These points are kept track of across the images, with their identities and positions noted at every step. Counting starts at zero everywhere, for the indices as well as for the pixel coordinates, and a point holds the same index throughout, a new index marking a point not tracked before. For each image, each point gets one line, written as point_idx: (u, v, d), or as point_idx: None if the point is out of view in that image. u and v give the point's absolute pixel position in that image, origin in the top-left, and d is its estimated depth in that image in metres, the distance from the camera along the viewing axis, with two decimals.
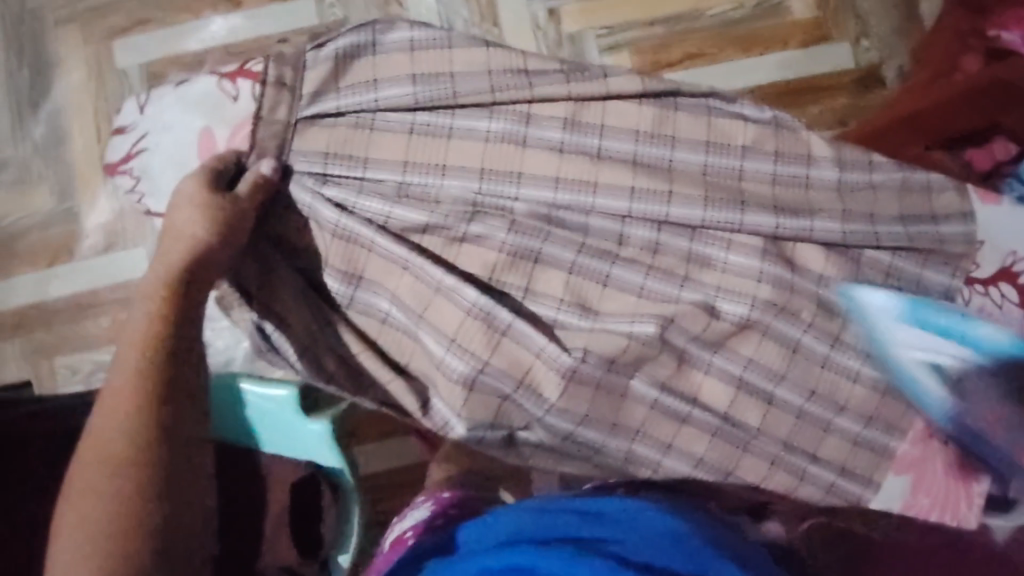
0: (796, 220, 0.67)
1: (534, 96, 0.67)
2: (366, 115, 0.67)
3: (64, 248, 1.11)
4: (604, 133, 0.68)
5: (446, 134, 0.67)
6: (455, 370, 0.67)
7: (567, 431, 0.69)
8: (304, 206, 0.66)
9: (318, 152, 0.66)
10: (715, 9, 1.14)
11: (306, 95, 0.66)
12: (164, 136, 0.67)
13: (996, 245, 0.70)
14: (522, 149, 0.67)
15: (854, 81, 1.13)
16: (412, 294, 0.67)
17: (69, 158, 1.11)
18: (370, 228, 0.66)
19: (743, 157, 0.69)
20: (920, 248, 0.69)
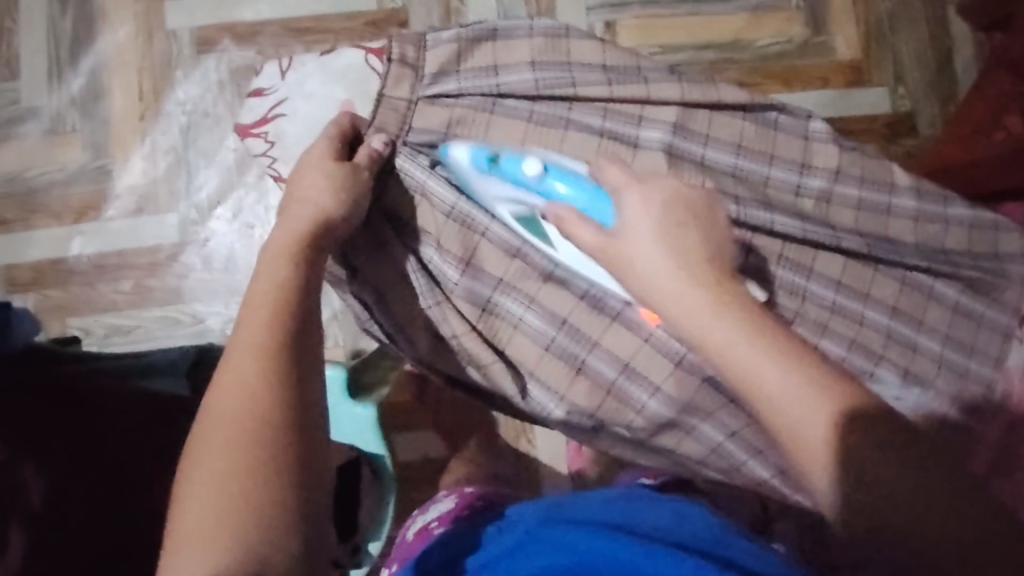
0: (883, 246, 0.65)
1: (649, 95, 0.61)
2: (484, 99, 0.60)
3: (90, 205, 1.06)
4: (710, 143, 0.63)
5: (562, 128, 0.61)
6: (566, 354, 0.61)
7: (664, 421, 0.61)
8: (414, 187, 0.60)
9: (436, 133, 0.60)
10: (762, 41, 1.16)
11: (429, 74, 0.60)
12: (307, 106, 0.61)
13: None
14: (634, 152, 0.61)
15: (885, 126, 1.15)
16: (521, 277, 0.61)
17: (106, 114, 1.07)
18: (480, 220, 0.60)
19: (862, 186, 0.65)
20: (1012, 294, 0.67)
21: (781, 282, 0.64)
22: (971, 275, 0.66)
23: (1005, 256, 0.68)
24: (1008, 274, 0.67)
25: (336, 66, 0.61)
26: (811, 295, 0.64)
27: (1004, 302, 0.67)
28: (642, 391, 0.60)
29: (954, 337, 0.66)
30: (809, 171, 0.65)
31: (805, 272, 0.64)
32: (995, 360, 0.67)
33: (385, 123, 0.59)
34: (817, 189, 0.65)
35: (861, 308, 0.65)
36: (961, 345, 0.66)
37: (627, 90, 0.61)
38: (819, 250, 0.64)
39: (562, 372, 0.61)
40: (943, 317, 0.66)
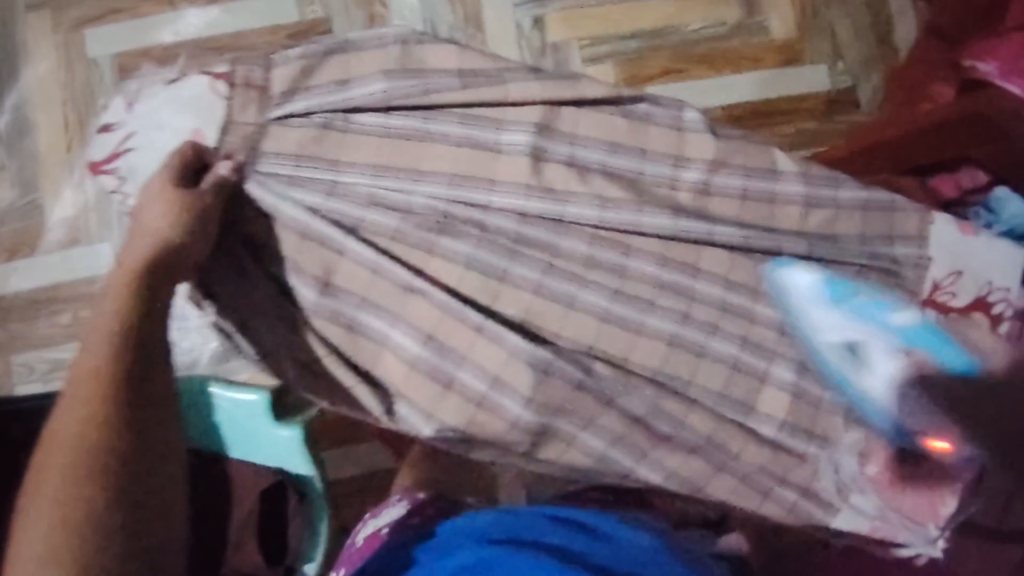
0: (763, 237, 0.64)
1: (507, 98, 0.60)
2: (336, 115, 0.59)
3: (24, 240, 1.07)
4: (576, 143, 0.61)
5: (420, 138, 0.59)
6: (434, 370, 0.60)
7: (539, 428, 0.62)
8: (269, 210, 0.58)
9: (287, 153, 0.58)
10: (693, 25, 1.14)
11: (278, 95, 0.59)
12: (157, 137, 0.59)
13: (975, 275, 0.69)
14: (497, 157, 0.59)
15: (824, 104, 1.14)
16: (384, 295, 0.59)
17: (33, 149, 1.08)
18: (335, 240, 0.58)
19: (744, 175, 0.64)
20: (906, 276, 0.68)
21: (662, 284, 0.62)
22: (856, 261, 0.67)
23: (896, 239, 0.68)
24: (901, 261, 0.68)
25: (185, 94, 0.59)
26: (687, 293, 0.63)
27: (901, 286, 0.68)
28: (513, 404, 0.60)
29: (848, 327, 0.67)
30: (683, 163, 0.63)
31: (690, 270, 0.63)
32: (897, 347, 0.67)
33: (236, 148, 0.58)
34: (694, 181, 0.63)
35: (754, 305, 0.64)
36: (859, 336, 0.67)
37: (483, 94, 0.60)
38: (702, 245, 0.63)
39: (431, 390, 0.60)
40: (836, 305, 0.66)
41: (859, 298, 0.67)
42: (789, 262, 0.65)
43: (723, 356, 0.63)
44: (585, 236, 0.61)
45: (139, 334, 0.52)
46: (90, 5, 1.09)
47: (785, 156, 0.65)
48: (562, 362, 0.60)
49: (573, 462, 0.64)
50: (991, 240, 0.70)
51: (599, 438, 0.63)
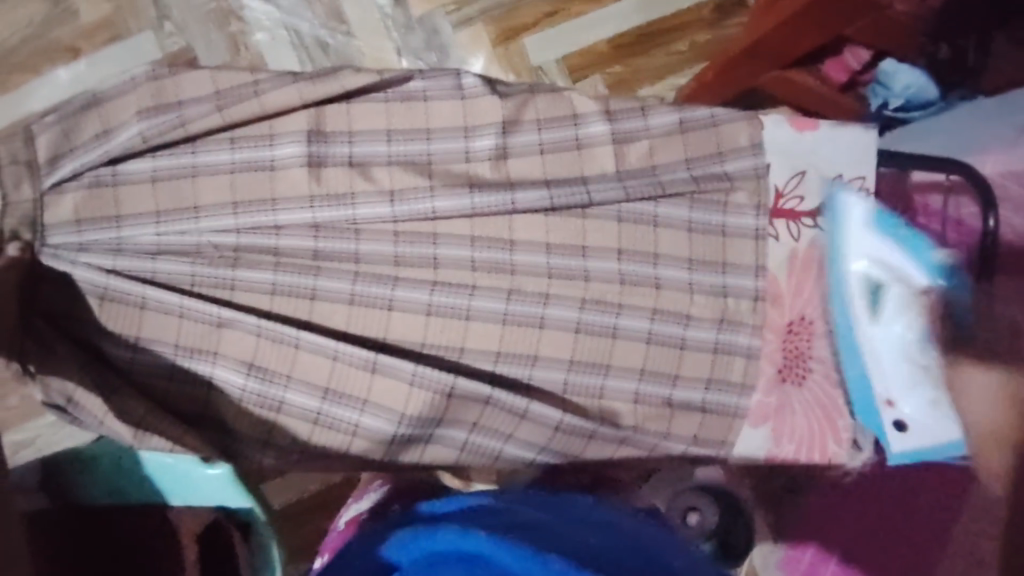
0: (567, 188, 0.61)
1: (266, 109, 0.59)
2: (104, 171, 0.58)
3: None
4: (354, 139, 0.60)
5: (191, 175, 0.59)
6: (261, 400, 0.59)
7: (388, 437, 0.61)
8: (63, 280, 0.56)
9: (69, 220, 0.57)
10: None
11: (43, 164, 0.57)
12: None
13: (822, 173, 0.66)
14: (272, 174, 0.59)
15: (712, 11, 1.09)
16: (192, 338, 0.58)
17: None
18: (135, 295, 0.57)
19: (540, 129, 0.62)
20: (745, 188, 0.65)
21: (478, 264, 0.61)
22: (685, 188, 0.63)
23: (726, 155, 0.64)
24: (737, 178, 0.65)
25: None
26: (496, 267, 0.61)
27: (740, 206, 0.65)
28: (351, 412, 0.60)
29: (696, 258, 0.64)
30: (474, 133, 0.61)
31: (504, 244, 0.61)
32: (753, 268, 0.65)
33: (15, 229, 0.55)
34: (490, 148, 0.61)
35: (581, 262, 0.62)
36: (712, 263, 0.64)
37: (240, 110, 0.59)
38: (511, 214, 0.61)
39: (264, 416, 0.60)
40: (676, 238, 0.64)
41: (701, 224, 0.64)
42: (610, 208, 0.63)
43: (564, 321, 0.61)
44: (386, 235, 0.60)
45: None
46: None
47: (582, 99, 0.64)
48: (383, 365, 0.59)
49: (439, 458, 0.64)
50: (832, 129, 0.66)
51: (458, 425, 0.62)
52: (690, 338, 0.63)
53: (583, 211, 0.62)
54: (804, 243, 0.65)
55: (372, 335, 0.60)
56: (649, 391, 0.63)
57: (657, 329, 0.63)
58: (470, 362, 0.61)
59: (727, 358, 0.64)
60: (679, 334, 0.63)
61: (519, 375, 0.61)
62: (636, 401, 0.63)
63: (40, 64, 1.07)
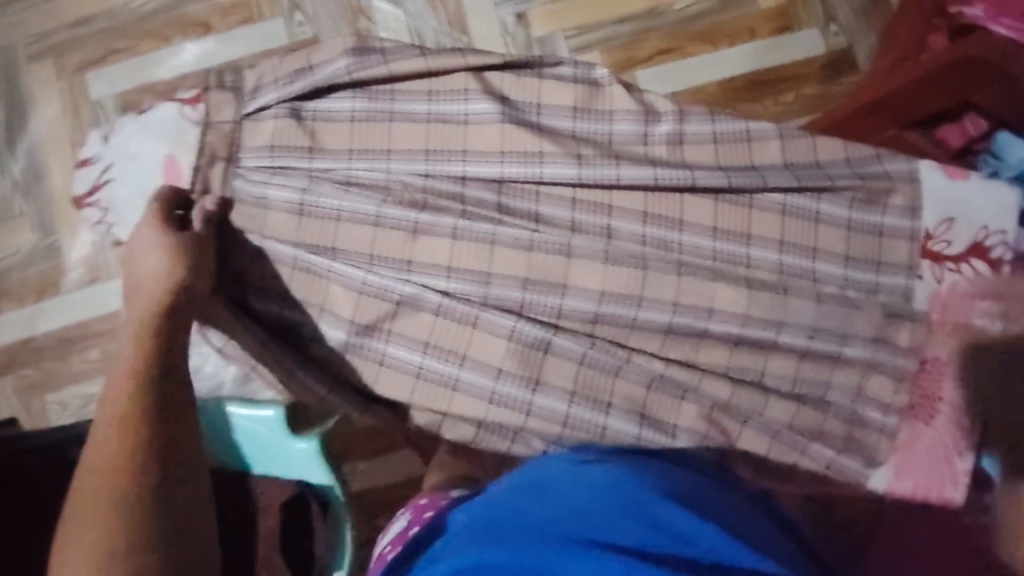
0: (746, 172, 0.64)
1: (469, 65, 0.63)
2: (307, 108, 0.63)
3: (52, 283, 1.10)
4: (542, 111, 0.64)
5: (388, 119, 0.63)
6: (436, 374, 0.63)
7: (560, 415, 0.63)
8: (258, 203, 0.62)
9: (264, 145, 0.62)
10: (678, 5, 1.12)
11: (249, 92, 0.63)
12: (131, 165, 0.64)
13: (970, 220, 0.67)
14: (467, 128, 0.63)
15: (823, 67, 1.12)
16: (380, 279, 0.62)
17: (50, 194, 1.10)
18: (327, 244, 0.62)
19: (713, 119, 0.66)
20: (894, 220, 0.67)
21: (649, 239, 0.64)
22: (848, 184, 0.66)
23: (885, 157, 0.68)
24: (889, 205, 0.67)
25: (155, 122, 0.64)
26: (666, 245, 0.64)
27: (892, 228, 0.67)
28: (522, 389, 0.63)
29: (851, 256, 0.67)
30: (655, 118, 0.65)
31: (675, 224, 0.64)
32: (903, 291, 0.68)
33: (218, 147, 0.63)
34: (667, 133, 0.65)
35: (745, 249, 0.65)
36: (866, 261, 0.67)
37: (448, 62, 0.63)
38: (683, 194, 0.64)
39: (439, 392, 0.63)
40: (832, 253, 0.66)
41: (855, 243, 0.67)
42: (775, 200, 0.66)
43: (723, 336, 0.64)
44: (565, 199, 0.63)
45: (153, 391, 0.50)
46: (90, 49, 1.10)
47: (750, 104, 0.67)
48: (565, 329, 0.63)
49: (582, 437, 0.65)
50: (983, 180, 0.67)
51: (600, 399, 0.64)
52: (846, 354, 0.65)
53: (751, 201, 0.65)
54: (947, 286, 0.67)
55: (552, 280, 0.63)
56: (800, 392, 0.65)
57: (813, 346, 0.64)
58: (643, 321, 0.63)
59: (852, 371, 0.65)
60: (836, 349, 0.64)
61: (684, 355, 0.64)
62: (782, 414, 0.65)
63: (173, 34, 1.10)
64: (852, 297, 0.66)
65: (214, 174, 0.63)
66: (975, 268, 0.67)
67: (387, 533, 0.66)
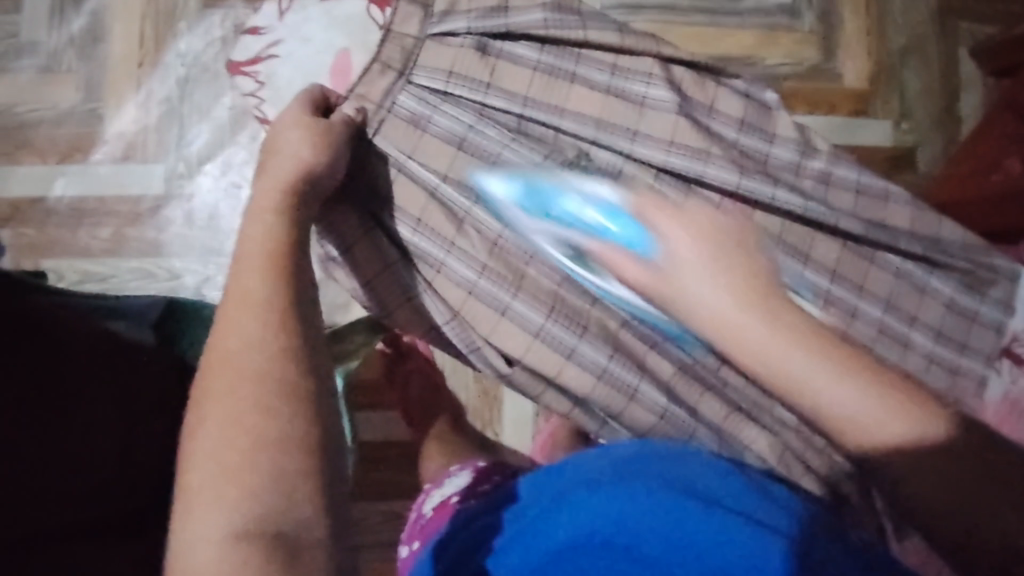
0: (881, 233, 0.66)
1: (659, 52, 0.64)
2: (492, 47, 0.61)
3: (81, 148, 1.03)
4: (712, 114, 0.65)
5: (568, 79, 0.62)
6: (556, 341, 0.61)
7: (659, 408, 0.63)
8: (416, 123, 0.60)
9: (441, 70, 0.60)
10: (773, 61, 1.15)
11: (437, 13, 0.60)
12: (298, 49, 0.61)
13: None
14: (641, 109, 0.63)
15: (886, 159, 1.16)
16: (523, 231, 0.60)
17: (105, 58, 1.04)
18: (475, 186, 0.60)
19: (861, 171, 0.67)
20: (987, 313, 0.70)
21: (774, 265, 0.65)
22: (961, 267, 0.69)
23: (995, 252, 0.70)
24: (985, 299, 0.70)
25: (335, 13, 0.61)
26: (787, 275, 0.65)
27: (983, 321, 0.70)
28: (635, 376, 0.62)
29: (943, 333, 0.69)
30: (810, 153, 0.66)
31: (800, 258, 0.65)
32: (979, 380, 0.69)
33: (392, 57, 0.59)
34: (818, 171, 0.65)
35: (855, 299, 0.67)
36: (953, 342, 0.69)
37: (639, 43, 0.63)
38: (817, 233, 0.66)
39: (552, 360, 0.61)
40: (928, 324, 0.69)
41: (948, 323, 0.69)
42: (892, 261, 0.68)
43: None
44: (710, 205, 0.64)
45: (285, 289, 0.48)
46: None
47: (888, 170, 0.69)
48: None
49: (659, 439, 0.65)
50: None
51: (691, 406, 0.63)
52: None
53: (874, 255, 0.67)
54: (1018, 387, 0.69)
55: None
56: None
57: None
58: None
59: None
60: None
61: None
62: None
63: None
64: (934, 370, 0.68)
65: (378, 84, 0.59)
66: None
67: (423, 502, 0.72)
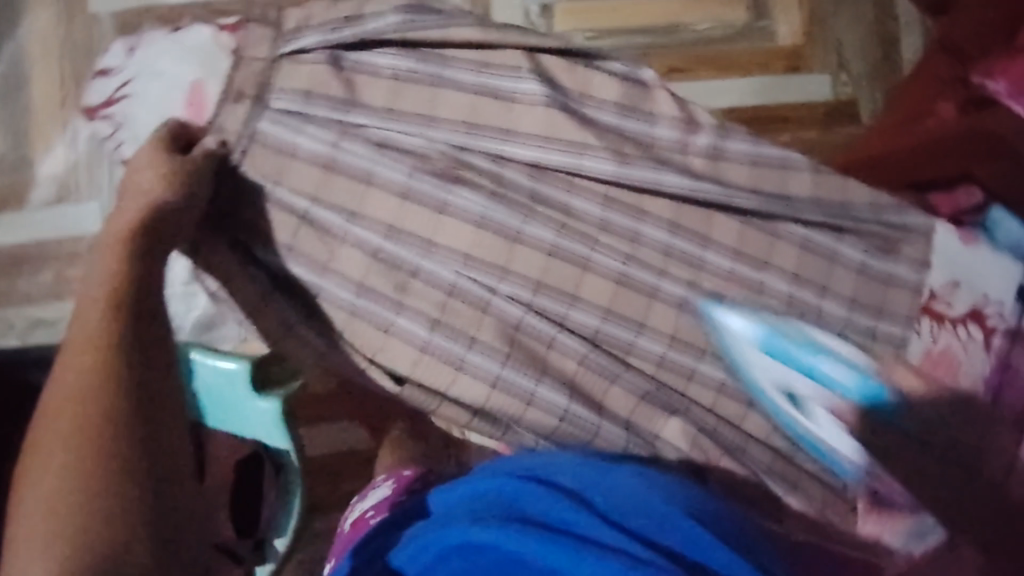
0: (776, 204, 0.63)
1: (526, 43, 0.61)
2: (349, 59, 0.60)
3: (15, 195, 1.04)
4: (584, 101, 0.62)
5: (433, 84, 0.59)
6: (444, 354, 0.59)
7: (560, 410, 0.60)
8: (279, 150, 0.58)
9: (297, 90, 0.58)
10: (698, 25, 1.12)
11: (289, 31, 0.59)
12: (153, 84, 0.60)
13: (972, 288, 0.68)
14: (512, 105, 0.60)
15: (826, 114, 1.13)
16: (402, 244, 0.59)
17: (28, 103, 1.04)
18: (347, 206, 0.59)
19: (754, 141, 0.63)
20: (906, 274, 0.67)
21: (671, 250, 0.62)
22: (871, 229, 0.66)
23: (909, 209, 0.67)
24: (901, 259, 0.67)
25: (186, 44, 0.60)
26: (686, 259, 0.62)
27: (903, 282, 0.67)
28: (528, 382, 0.60)
29: (860, 300, 0.66)
30: (696, 129, 0.63)
31: (700, 240, 0.62)
32: (904, 345, 0.67)
33: (246, 85, 0.59)
34: (706, 146, 0.62)
35: (759, 274, 0.63)
36: (869, 308, 0.66)
37: (504, 37, 0.61)
38: (713, 211, 0.62)
39: (443, 373, 0.59)
40: (844, 291, 0.65)
41: (866, 290, 0.66)
42: (799, 233, 0.64)
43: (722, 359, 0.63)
44: (596, 196, 0.61)
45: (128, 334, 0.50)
46: None
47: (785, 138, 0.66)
48: (573, 331, 0.61)
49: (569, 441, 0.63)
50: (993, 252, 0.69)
51: (595, 405, 0.61)
52: None
53: (777, 228, 0.64)
54: (941, 346, 0.66)
55: (564, 287, 0.61)
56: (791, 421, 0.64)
57: None
58: (644, 344, 0.62)
59: None
60: None
61: (683, 369, 0.63)
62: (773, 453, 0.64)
63: None
64: (853, 340, 0.65)
65: (233, 114, 0.58)
66: (970, 331, 0.66)
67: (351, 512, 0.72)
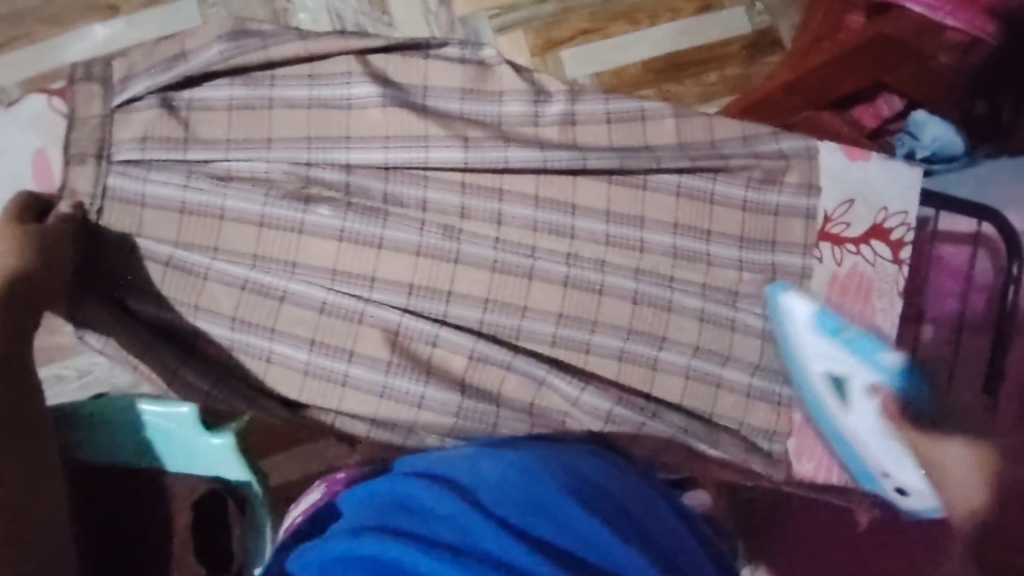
0: (641, 157, 0.63)
1: (352, 47, 0.61)
2: (180, 98, 0.60)
3: None
4: (428, 93, 0.62)
5: (267, 107, 0.60)
6: (327, 373, 0.61)
7: (454, 406, 0.61)
8: (129, 201, 0.59)
9: (134, 138, 0.59)
10: None
11: (117, 83, 0.60)
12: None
13: (870, 201, 0.67)
14: (349, 112, 0.60)
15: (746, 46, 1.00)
16: (265, 270, 0.60)
17: None
18: (208, 243, 0.60)
19: (606, 99, 0.63)
20: (791, 203, 0.66)
21: (540, 224, 0.62)
22: (744, 163, 0.65)
23: (783, 135, 0.66)
24: (784, 189, 0.66)
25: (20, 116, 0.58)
26: (556, 229, 0.62)
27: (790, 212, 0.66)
28: (417, 383, 0.60)
29: (746, 237, 0.65)
30: (544, 99, 0.63)
31: (567, 209, 0.62)
32: (799, 274, 0.66)
33: (85, 144, 0.58)
34: (559, 113, 0.63)
35: (637, 232, 0.63)
36: (762, 242, 0.66)
37: (328, 45, 0.61)
38: (576, 176, 0.63)
39: (331, 391, 0.61)
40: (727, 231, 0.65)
41: (752, 229, 0.66)
42: (670, 181, 0.64)
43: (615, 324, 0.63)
44: (452, 184, 0.61)
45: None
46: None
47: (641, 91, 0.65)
48: (454, 322, 0.61)
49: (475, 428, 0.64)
50: (884, 161, 0.67)
51: (491, 394, 0.62)
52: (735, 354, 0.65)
53: (645, 180, 0.64)
54: (846, 268, 0.66)
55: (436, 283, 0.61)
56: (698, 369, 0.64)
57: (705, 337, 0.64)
58: (530, 325, 0.62)
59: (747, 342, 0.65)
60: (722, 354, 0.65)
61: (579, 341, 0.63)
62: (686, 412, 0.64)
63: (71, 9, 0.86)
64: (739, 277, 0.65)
65: (80, 174, 0.58)
66: (875, 250, 0.67)
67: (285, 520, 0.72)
